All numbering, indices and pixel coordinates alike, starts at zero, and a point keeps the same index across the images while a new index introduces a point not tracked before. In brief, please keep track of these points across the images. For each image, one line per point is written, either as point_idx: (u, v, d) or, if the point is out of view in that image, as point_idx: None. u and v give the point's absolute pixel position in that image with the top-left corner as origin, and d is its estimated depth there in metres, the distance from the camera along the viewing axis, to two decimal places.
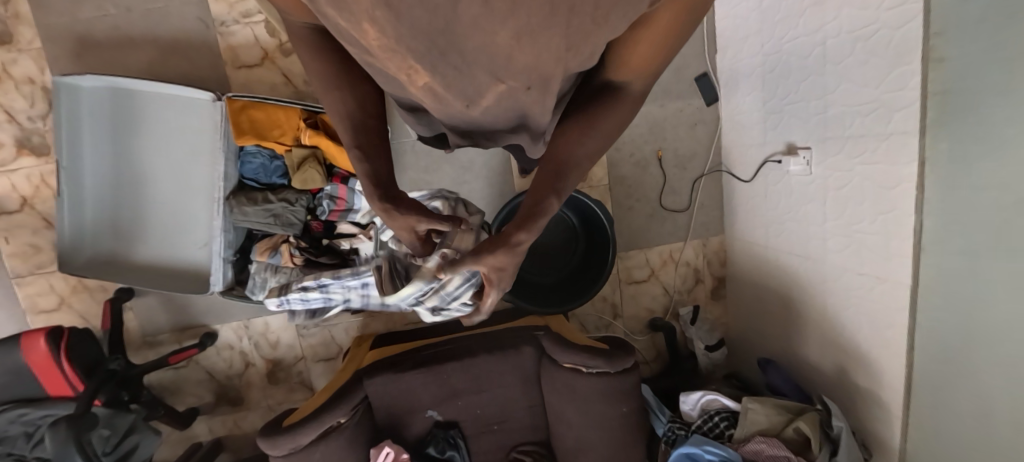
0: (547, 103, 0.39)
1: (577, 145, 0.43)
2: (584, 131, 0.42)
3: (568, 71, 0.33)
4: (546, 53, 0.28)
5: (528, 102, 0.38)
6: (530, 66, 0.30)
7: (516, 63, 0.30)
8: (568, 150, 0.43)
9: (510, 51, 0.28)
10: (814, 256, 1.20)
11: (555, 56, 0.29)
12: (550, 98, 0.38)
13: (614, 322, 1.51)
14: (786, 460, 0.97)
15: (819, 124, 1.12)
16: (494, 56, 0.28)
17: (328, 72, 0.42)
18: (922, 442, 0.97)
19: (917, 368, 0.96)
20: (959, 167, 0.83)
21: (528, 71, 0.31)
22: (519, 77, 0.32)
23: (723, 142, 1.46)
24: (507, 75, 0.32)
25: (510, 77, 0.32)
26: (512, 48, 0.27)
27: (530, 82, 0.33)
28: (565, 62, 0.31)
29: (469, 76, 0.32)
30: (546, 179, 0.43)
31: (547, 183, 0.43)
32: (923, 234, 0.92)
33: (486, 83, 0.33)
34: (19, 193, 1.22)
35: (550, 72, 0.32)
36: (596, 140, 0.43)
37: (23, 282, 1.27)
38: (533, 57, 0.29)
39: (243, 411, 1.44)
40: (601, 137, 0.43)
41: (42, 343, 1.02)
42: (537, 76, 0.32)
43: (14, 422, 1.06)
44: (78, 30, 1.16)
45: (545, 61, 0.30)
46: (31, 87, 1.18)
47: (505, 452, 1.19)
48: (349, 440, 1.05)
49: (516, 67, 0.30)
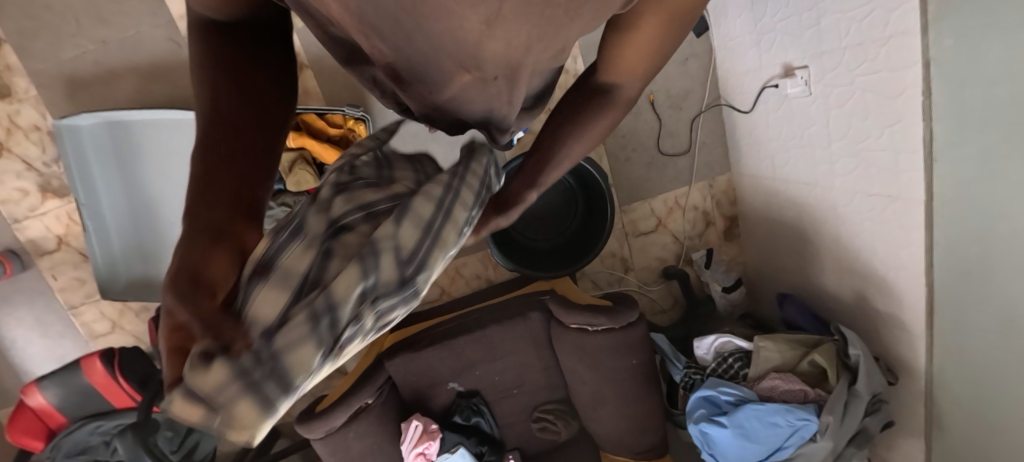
0: (518, 92, 0.39)
1: (565, 142, 0.44)
2: (569, 132, 0.44)
3: (540, 61, 0.34)
4: (520, 36, 0.29)
5: (498, 94, 0.38)
6: (503, 54, 0.31)
7: (489, 53, 0.30)
8: (556, 146, 0.44)
9: (483, 36, 0.28)
10: (823, 182, 1.14)
11: (527, 40, 0.30)
12: (518, 96, 0.38)
13: (625, 275, 1.51)
14: (802, 392, 0.98)
15: (813, 39, 1.03)
16: (464, 44, 0.29)
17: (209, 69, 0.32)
18: (947, 362, 0.93)
19: (938, 284, 0.90)
20: (967, 63, 0.73)
21: (499, 62, 0.32)
22: (485, 69, 0.33)
23: (719, 72, 1.37)
24: (474, 69, 0.33)
25: (477, 69, 0.33)
26: (483, 34, 0.28)
27: (498, 73, 0.34)
28: (540, 49, 0.32)
29: (432, 64, 0.32)
30: (532, 167, 0.44)
31: (528, 176, 0.43)
32: (934, 142, 0.83)
33: (450, 75, 0.33)
34: (53, 233, 1.33)
35: (523, 56, 0.32)
36: (581, 144, 0.44)
37: (77, 312, 1.39)
38: (506, 43, 0.29)
39: (291, 401, 1.55)
40: (585, 142, 0.44)
41: (98, 364, 1.14)
42: (507, 65, 0.33)
43: (93, 433, 1.19)
44: (66, 71, 1.22)
45: (518, 46, 0.30)
46: (38, 134, 1.25)
47: (528, 413, 1.27)
48: (379, 417, 1.12)
49: (489, 55, 0.31)
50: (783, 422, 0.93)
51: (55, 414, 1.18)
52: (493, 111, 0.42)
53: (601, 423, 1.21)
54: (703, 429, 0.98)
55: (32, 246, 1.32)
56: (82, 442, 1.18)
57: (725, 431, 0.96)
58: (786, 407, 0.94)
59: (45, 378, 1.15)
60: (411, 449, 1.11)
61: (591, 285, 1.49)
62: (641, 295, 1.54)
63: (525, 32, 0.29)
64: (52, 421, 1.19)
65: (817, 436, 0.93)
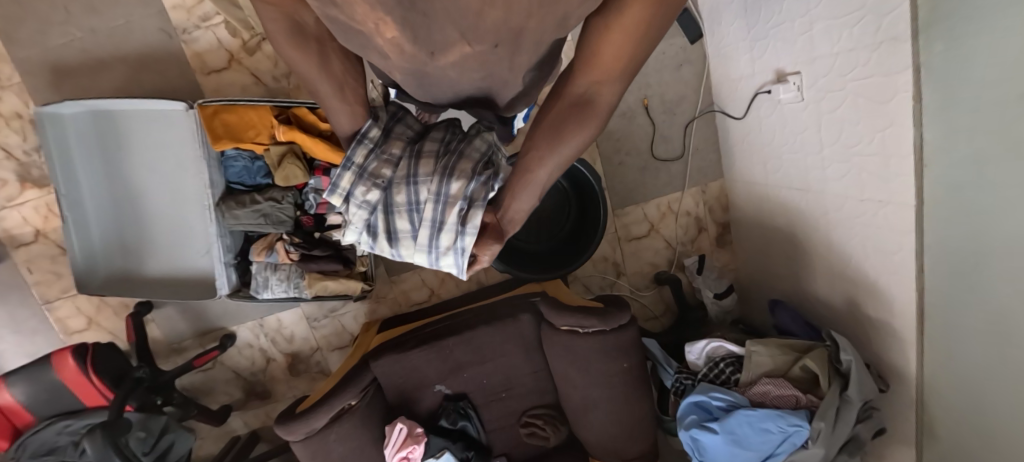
0: (520, 60, 0.38)
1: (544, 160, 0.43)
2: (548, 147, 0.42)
3: (540, 31, 0.33)
4: (522, 5, 0.27)
5: (500, 62, 0.37)
6: (504, 21, 0.29)
7: (487, 20, 0.29)
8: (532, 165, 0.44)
9: (483, 4, 0.26)
10: (815, 186, 1.14)
11: (528, 9, 0.28)
12: (519, 57, 0.37)
13: (617, 280, 1.50)
14: (795, 398, 0.97)
15: (806, 45, 1.04)
16: (464, 13, 0.28)
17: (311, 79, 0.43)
18: (938, 370, 0.92)
19: (929, 291, 0.90)
20: (956, 69, 0.73)
21: (499, 29, 0.30)
22: (487, 36, 0.31)
23: (713, 79, 1.38)
24: (475, 38, 0.32)
25: (478, 36, 0.31)
26: (483, 1, 0.26)
27: (499, 39, 0.32)
28: (538, 19, 0.30)
29: (434, 35, 0.31)
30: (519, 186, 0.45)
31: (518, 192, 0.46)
32: (924, 148, 0.84)
33: (451, 42, 0.32)
34: (31, 225, 1.29)
35: (522, 25, 0.30)
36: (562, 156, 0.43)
37: (52, 307, 1.34)
38: (505, 10, 0.28)
39: (273, 403, 1.50)
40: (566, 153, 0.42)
41: (71, 361, 1.09)
42: (507, 33, 0.31)
43: (61, 432, 1.14)
44: (52, 60, 1.19)
45: (520, 13, 0.28)
46: (20, 122, 1.22)
47: (517, 417, 1.24)
48: (363, 420, 1.08)
49: (487, 23, 0.29)
50: (774, 428, 0.92)
51: (23, 412, 1.13)
52: (501, 73, 0.41)
53: (591, 429, 1.19)
54: (693, 435, 0.96)
55: (8, 237, 1.28)
56: (49, 443, 1.13)
57: (716, 438, 0.94)
58: (777, 413, 0.92)
59: (13, 374, 1.10)
60: (394, 454, 1.07)
61: (582, 288, 1.48)
62: (632, 300, 1.53)
63: (525, 1, 0.27)
64: (19, 419, 1.14)
65: (809, 443, 0.92)
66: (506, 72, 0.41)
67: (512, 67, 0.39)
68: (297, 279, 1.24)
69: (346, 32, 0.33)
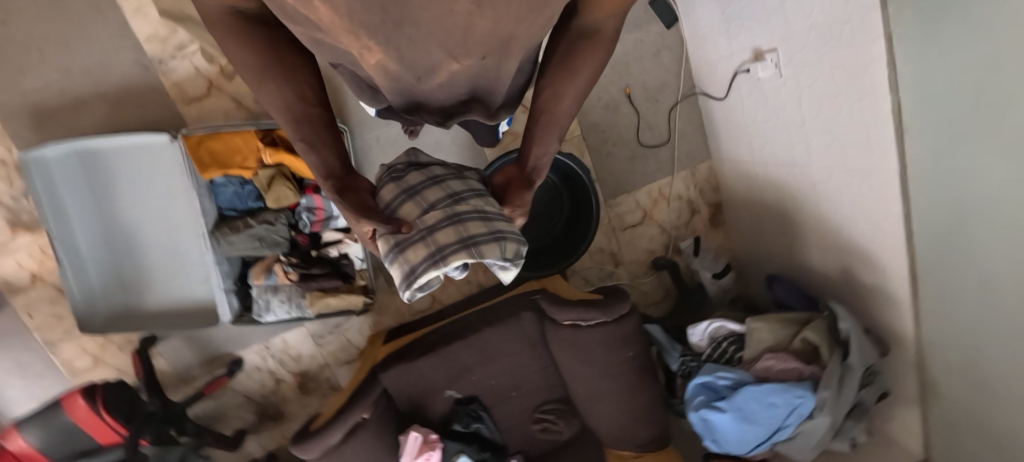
0: (507, 67, 0.38)
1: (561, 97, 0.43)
2: (561, 83, 0.42)
3: (528, 37, 0.33)
4: (508, 15, 0.27)
5: (488, 71, 0.37)
6: (491, 32, 0.29)
7: (475, 36, 0.29)
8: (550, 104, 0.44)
9: (470, 20, 0.26)
10: (801, 161, 1.16)
11: (515, 19, 0.28)
12: (507, 64, 0.37)
13: (616, 269, 1.51)
14: (798, 371, 0.99)
15: (781, 22, 1.05)
16: (452, 30, 0.27)
17: (275, 90, 0.38)
18: (935, 330, 0.94)
19: (921, 253, 0.91)
20: (927, 34, 0.74)
21: (486, 42, 0.30)
22: (474, 52, 0.32)
23: (692, 62, 1.39)
24: (463, 53, 0.32)
25: (465, 52, 0.31)
26: (470, 17, 0.26)
27: (486, 51, 0.32)
28: (525, 26, 0.30)
29: (421, 55, 0.31)
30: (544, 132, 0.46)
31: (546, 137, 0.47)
32: (904, 113, 0.85)
33: (439, 63, 0.33)
34: (27, 270, 1.28)
35: (510, 33, 0.30)
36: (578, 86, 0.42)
37: (56, 349, 1.34)
38: (493, 24, 0.27)
39: (286, 423, 1.52)
40: (580, 82, 0.42)
41: (81, 400, 1.09)
42: (494, 44, 0.31)
43: None
44: (30, 103, 1.19)
45: (505, 24, 0.28)
46: (4, 168, 1.21)
47: (529, 414, 1.26)
48: (377, 432, 1.09)
49: (475, 37, 0.29)
50: (781, 401, 0.94)
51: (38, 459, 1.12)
52: (488, 82, 0.41)
53: (603, 419, 1.20)
54: (703, 416, 0.98)
55: (6, 284, 1.27)
56: None
57: (726, 416, 0.96)
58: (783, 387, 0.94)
59: (24, 421, 1.09)
60: None
61: (581, 281, 1.50)
62: (632, 287, 1.54)
63: (511, 11, 0.26)
64: None
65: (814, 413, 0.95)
66: (492, 80, 0.41)
67: (499, 74, 0.40)
68: (298, 298, 1.25)
69: (332, 55, 0.32)
